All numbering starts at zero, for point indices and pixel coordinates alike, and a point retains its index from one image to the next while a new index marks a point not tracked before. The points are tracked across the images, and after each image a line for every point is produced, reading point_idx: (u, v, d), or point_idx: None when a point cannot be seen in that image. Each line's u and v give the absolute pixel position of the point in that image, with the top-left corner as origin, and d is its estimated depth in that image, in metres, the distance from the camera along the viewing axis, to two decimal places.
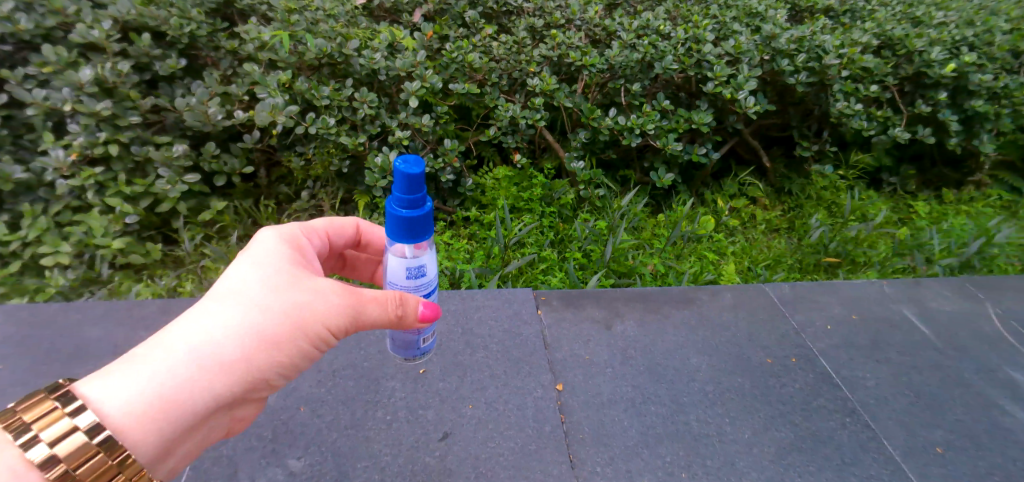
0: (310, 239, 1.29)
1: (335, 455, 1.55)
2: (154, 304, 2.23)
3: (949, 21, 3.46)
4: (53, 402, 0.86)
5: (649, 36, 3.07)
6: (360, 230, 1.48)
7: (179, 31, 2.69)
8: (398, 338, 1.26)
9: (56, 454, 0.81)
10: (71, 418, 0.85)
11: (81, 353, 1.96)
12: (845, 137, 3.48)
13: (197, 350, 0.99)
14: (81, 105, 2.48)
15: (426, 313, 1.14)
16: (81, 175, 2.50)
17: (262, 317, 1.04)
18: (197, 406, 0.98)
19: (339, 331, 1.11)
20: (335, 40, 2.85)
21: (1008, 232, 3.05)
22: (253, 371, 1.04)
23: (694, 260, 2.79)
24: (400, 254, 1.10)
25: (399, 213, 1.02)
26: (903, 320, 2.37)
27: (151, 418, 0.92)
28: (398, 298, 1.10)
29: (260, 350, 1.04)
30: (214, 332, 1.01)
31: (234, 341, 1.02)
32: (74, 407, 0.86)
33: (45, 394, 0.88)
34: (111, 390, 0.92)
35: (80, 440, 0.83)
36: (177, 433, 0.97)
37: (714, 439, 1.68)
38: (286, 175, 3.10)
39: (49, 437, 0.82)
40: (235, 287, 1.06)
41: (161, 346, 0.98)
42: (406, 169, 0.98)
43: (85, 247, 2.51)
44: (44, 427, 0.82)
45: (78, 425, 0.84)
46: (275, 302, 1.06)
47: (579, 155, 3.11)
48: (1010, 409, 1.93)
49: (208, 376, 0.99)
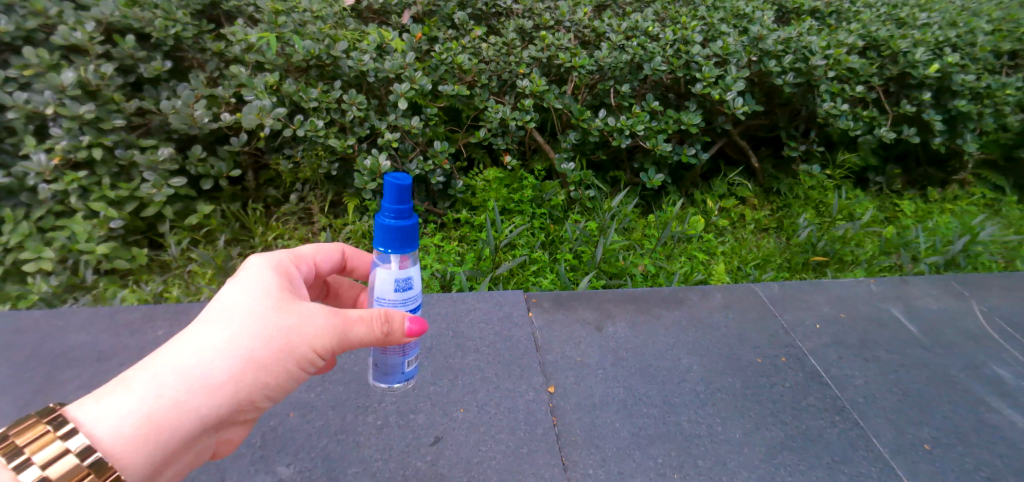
0: (299, 266, 1.28)
1: (324, 461, 1.53)
2: (139, 309, 2.20)
3: (932, 22, 3.51)
4: (46, 426, 0.84)
5: (638, 38, 3.08)
6: (345, 255, 1.46)
7: (163, 33, 2.66)
8: (381, 364, 1.24)
9: (48, 475, 0.79)
10: (64, 440, 0.84)
11: (64, 361, 1.92)
12: (832, 137, 3.51)
13: (186, 373, 0.98)
14: (63, 108, 2.44)
15: (412, 328, 1.09)
16: (64, 179, 2.45)
17: (250, 340, 1.03)
18: (186, 429, 0.97)
19: (326, 353, 1.09)
20: (322, 41, 2.83)
21: (992, 230, 3.10)
22: (241, 394, 1.03)
23: (685, 261, 2.81)
24: (387, 266, 1.09)
25: (387, 224, 1.02)
26: (890, 318, 2.40)
27: (140, 442, 0.91)
28: (383, 316, 1.07)
29: (248, 372, 1.03)
30: (203, 354, 1.00)
31: (222, 363, 1.01)
32: (66, 431, 0.85)
33: (36, 420, 0.86)
34: (102, 413, 0.91)
35: (73, 461, 0.82)
36: (165, 456, 0.96)
37: (705, 439, 1.69)
38: (275, 178, 3.07)
39: (42, 460, 0.80)
40: (225, 309, 1.05)
41: (151, 369, 0.97)
42: (395, 181, 1.00)
43: (68, 252, 2.47)
44: (37, 449, 0.81)
45: (70, 448, 0.83)
46: (263, 324, 1.05)
47: (569, 156, 3.11)
48: (996, 405, 1.96)
49: (198, 398, 0.98)
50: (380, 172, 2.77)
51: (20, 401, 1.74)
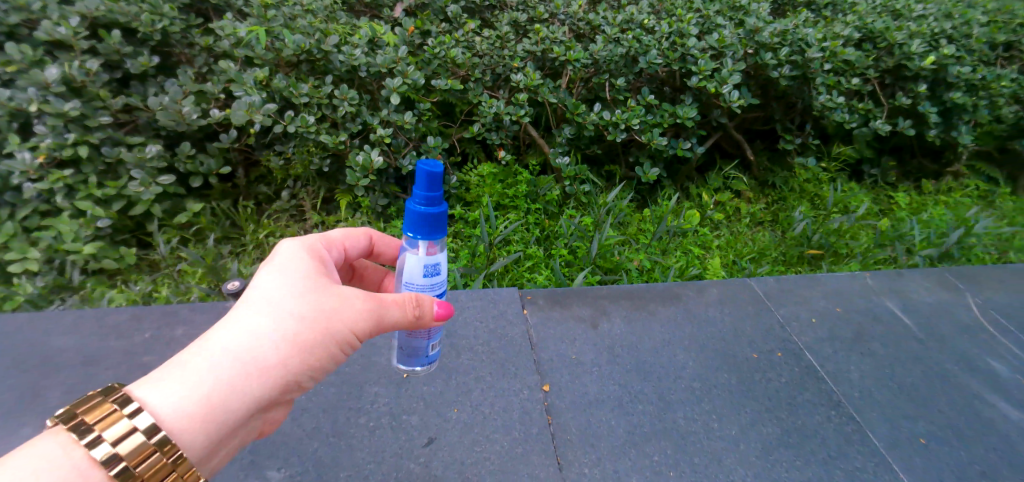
0: (328, 251, 1.26)
1: (317, 465, 1.51)
2: (126, 311, 2.14)
3: (928, 14, 3.49)
4: (112, 405, 0.84)
5: (633, 31, 3.05)
6: (372, 240, 1.43)
7: (150, 28, 2.62)
8: (406, 345, 1.26)
9: (119, 452, 0.80)
10: (131, 418, 0.83)
11: (50, 363, 1.88)
12: (827, 129, 3.49)
13: (238, 356, 0.97)
14: (47, 105, 2.38)
15: (440, 312, 1.12)
16: (50, 177, 2.41)
17: (297, 322, 1.02)
18: (239, 412, 0.96)
19: (364, 336, 1.09)
20: (313, 36, 2.79)
21: (986, 222, 3.10)
22: (287, 376, 1.02)
23: (680, 255, 2.79)
24: (415, 251, 1.09)
25: (417, 210, 1.03)
26: (885, 312, 2.40)
27: (199, 423, 0.90)
28: (414, 299, 1.09)
29: (294, 355, 1.01)
30: (252, 337, 0.99)
31: (271, 346, 0.99)
32: (132, 409, 0.84)
33: (100, 397, 0.86)
34: (163, 395, 0.90)
35: (141, 439, 0.82)
36: (220, 438, 0.95)
37: (700, 436, 1.68)
38: (265, 175, 3.04)
39: (112, 437, 0.80)
40: (267, 294, 1.04)
41: (204, 352, 0.96)
42: (427, 166, 1.01)
43: (55, 252, 2.43)
44: (106, 427, 0.81)
45: (138, 426, 0.82)
46: (308, 308, 1.04)
47: (563, 151, 3.08)
48: (991, 399, 1.96)
49: (251, 380, 0.97)
50: (372, 168, 2.75)
51: (6, 404, 1.71)
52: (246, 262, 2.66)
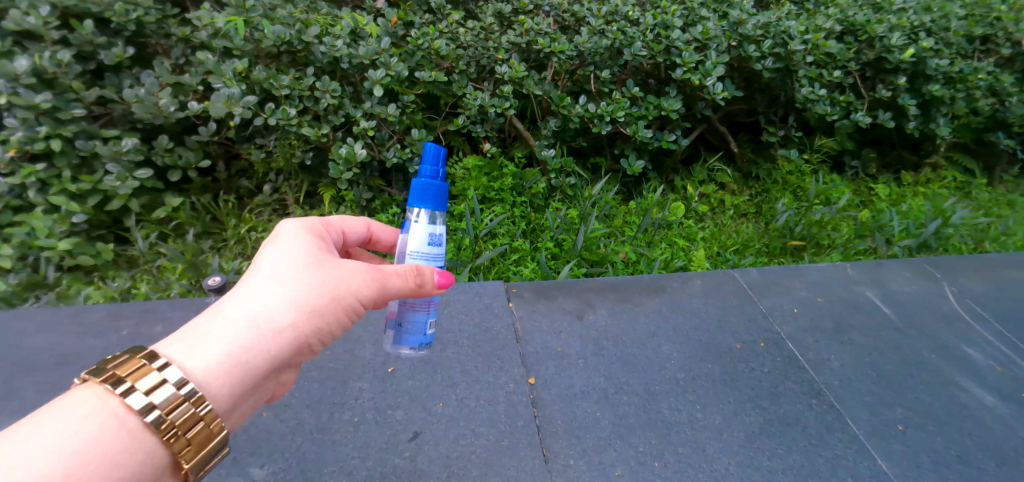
0: (330, 232, 1.32)
1: (301, 461, 1.50)
2: (102, 308, 2.08)
3: (908, 7, 3.53)
4: (143, 360, 0.93)
5: (618, 22, 3.04)
6: (371, 229, 1.48)
7: (124, 18, 2.55)
8: (407, 321, 1.31)
9: (152, 401, 0.89)
10: (160, 372, 0.92)
11: (24, 361, 1.83)
12: (809, 122, 3.53)
13: (252, 320, 1.04)
14: (17, 98, 2.31)
15: (441, 281, 1.15)
16: (22, 172, 2.34)
17: (305, 290, 1.09)
18: (256, 370, 1.03)
19: (369, 304, 1.14)
20: (293, 26, 2.74)
21: (962, 213, 3.16)
22: (299, 340, 1.09)
23: (665, 247, 2.81)
24: (418, 221, 1.17)
25: (424, 181, 1.15)
26: (866, 301, 2.44)
27: (221, 377, 0.98)
28: (414, 269, 1.13)
29: (303, 319, 1.08)
30: (263, 303, 1.05)
31: (282, 311, 1.06)
32: (161, 364, 0.93)
33: (131, 356, 0.95)
34: (186, 354, 0.98)
35: (171, 390, 0.91)
36: (240, 394, 1.02)
37: (684, 426, 1.70)
38: (246, 169, 2.99)
39: (144, 387, 0.89)
40: (275, 265, 1.10)
41: (220, 317, 1.03)
42: (433, 146, 1.18)
43: (28, 249, 2.36)
44: (138, 380, 0.90)
45: (167, 378, 0.91)
46: (313, 277, 1.10)
47: (549, 143, 3.08)
48: (967, 385, 2.01)
49: (268, 343, 1.04)
50: (356, 161, 2.71)
51: None
52: (227, 258, 2.62)
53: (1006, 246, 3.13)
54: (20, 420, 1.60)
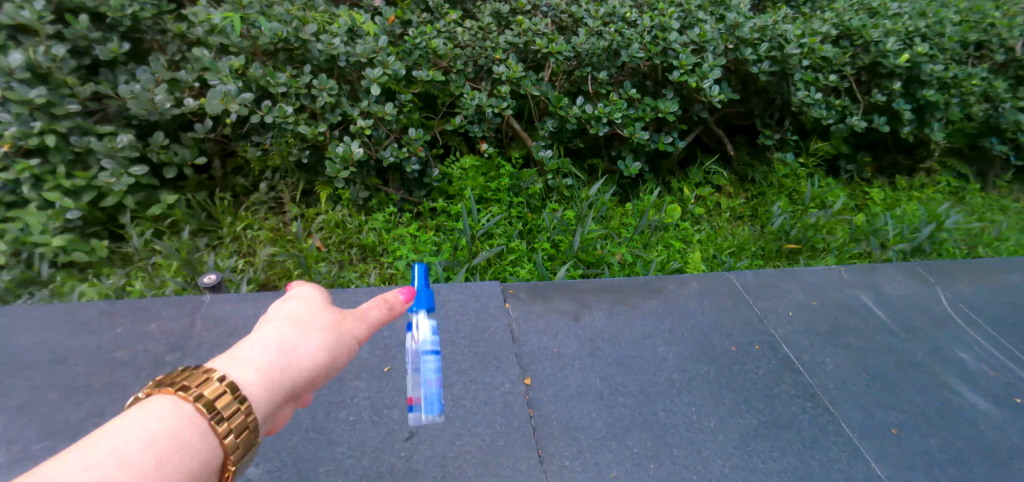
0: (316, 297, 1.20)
1: (296, 460, 1.49)
2: (94, 307, 2.04)
3: (903, 12, 3.55)
4: (187, 372, 0.69)
5: (616, 24, 3.04)
6: None
7: (119, 13, 2.53)
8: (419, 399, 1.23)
9: (218, 409, 0.65)
10: (213, 379, 0.68)
11: (15, 358, 1.81)
12: (805, 125, 3.55)
13: (287, 342, 0.83)
14: (11, 92, 2.29)
15: (405, 296, 1.00)
16: (15, 167, 2.32)
17: (332, 321, 0.92)
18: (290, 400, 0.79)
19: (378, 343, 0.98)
20: (290, 24, 2.73)
21: (956, 217, 3.19)
22: (325, 376, 0.87)
23: (661, 249, 2.82)
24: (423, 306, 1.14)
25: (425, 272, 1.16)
26: (859, 304, 2.46)
27: (264, 400, 0.73)
28: (383, 298, 0.97)
29: (335, 350, 0.89)
30: (293, 327, 0.87)
31: (316, 337, 0.87)
32: (209, 374, 0.69)
33: (180, 374, 0.70)
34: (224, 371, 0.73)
35: (234, 398, 0.67)
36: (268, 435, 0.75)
37: (680, 428, 1.70)
38: (242, 166, 2.98)
39: (210, 393, 0.65)
40: (291, 303, 0.94)
41: (251, 340, 0.82)
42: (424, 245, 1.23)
43: (21, 245, 2.33)
44: (198, 386, 0.66)
45: (223, 386, 0.68)
46: (332, 311, 0.95)
47: (546, 144, 3.08)
48: (959, 388, 2.03)
49: (299, 366, 0.81)
50: (353, 159, 2.70)
51: None
52: (223, 256, 2.60)
53: (999, 251, 3.16)
54: (12, 418, 1.58)
